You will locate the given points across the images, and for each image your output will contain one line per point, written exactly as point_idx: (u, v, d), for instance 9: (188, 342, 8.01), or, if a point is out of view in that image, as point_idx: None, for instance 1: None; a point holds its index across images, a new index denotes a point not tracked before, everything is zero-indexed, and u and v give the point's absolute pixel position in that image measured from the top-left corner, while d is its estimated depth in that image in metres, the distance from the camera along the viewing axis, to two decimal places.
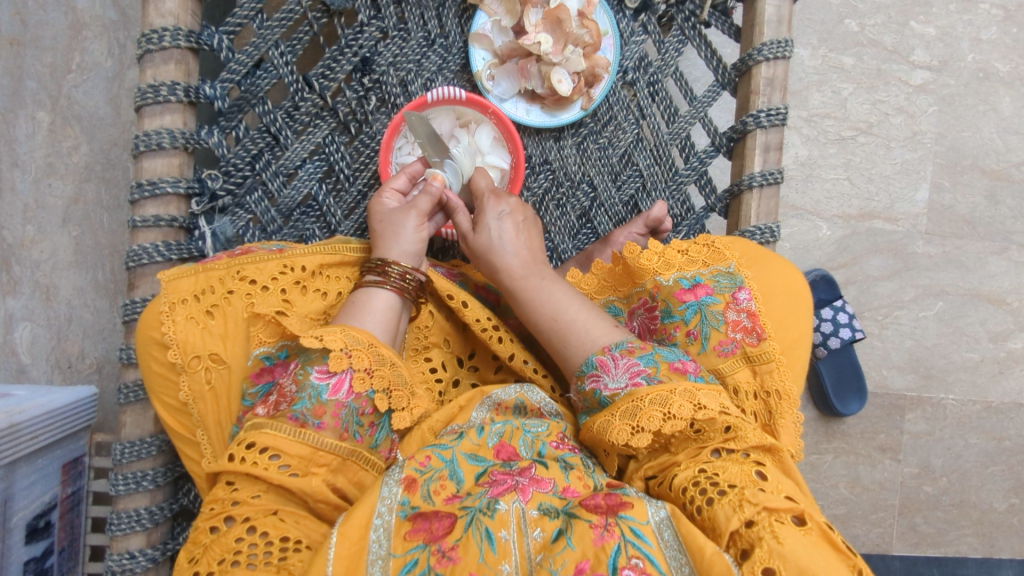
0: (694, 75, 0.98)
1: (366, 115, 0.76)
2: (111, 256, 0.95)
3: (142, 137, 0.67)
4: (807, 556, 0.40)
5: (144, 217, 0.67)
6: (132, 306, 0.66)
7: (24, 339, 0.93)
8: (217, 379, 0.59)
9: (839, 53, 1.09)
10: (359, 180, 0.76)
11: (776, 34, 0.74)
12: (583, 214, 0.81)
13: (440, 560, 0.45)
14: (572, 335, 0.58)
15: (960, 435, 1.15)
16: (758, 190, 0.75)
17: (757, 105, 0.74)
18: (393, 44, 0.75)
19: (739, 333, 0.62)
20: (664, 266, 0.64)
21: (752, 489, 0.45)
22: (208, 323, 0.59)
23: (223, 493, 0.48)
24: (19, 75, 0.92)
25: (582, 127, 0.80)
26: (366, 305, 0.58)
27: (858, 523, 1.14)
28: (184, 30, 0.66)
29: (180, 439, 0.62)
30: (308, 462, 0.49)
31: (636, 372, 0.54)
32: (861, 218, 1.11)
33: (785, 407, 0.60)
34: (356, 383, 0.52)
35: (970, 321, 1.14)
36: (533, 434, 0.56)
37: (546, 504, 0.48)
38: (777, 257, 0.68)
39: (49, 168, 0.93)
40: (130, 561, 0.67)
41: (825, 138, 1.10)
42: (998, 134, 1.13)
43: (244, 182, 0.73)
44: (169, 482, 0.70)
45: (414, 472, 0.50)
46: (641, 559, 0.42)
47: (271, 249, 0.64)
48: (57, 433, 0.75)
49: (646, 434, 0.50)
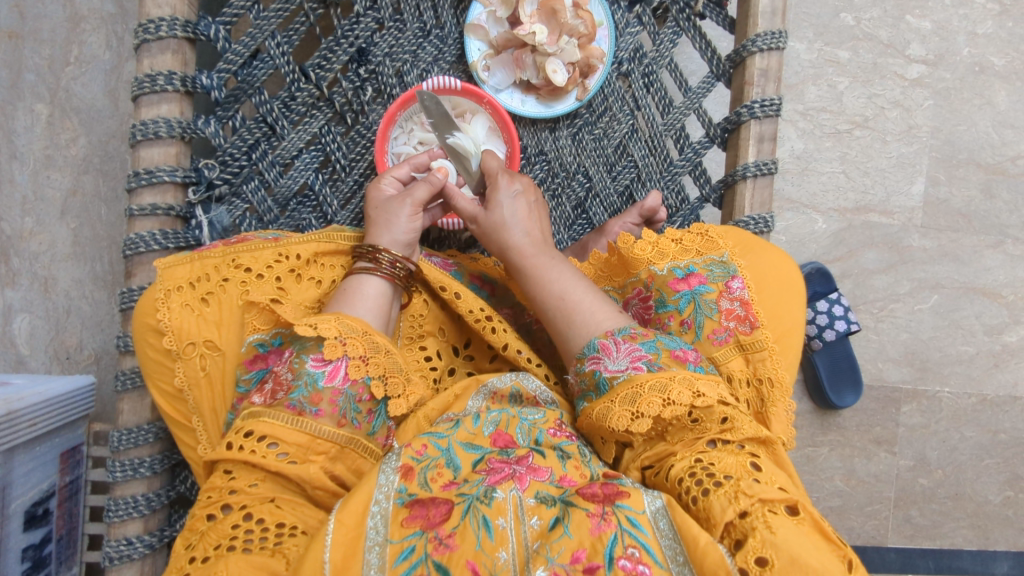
0: (690, 68, 0.99)
1: (363, 106, 0.76)
2: (109, 248, 0.95)
3: (139, 127, 0.67)
4: (800, 546, 0.41)
5: (141, 206, 0.67)
6: (129, 293, 0.67)
7: (23, 330, 0.93)
8: (211, 365, 0.60)
9: (835, 46, 1.10)
10: (356, 171, 0.76)
11: (770, 26, 0.74)
12: (578, 205, 0.82)
13: (438, 547, 0.44)
14: (577, 315, 0.59)
15: (955, 428, 1.15)
16: (752, 181, 0.75)
17: (751, 96, 0.75)
18: (389, 35, 0.76)
19: (732, 321, 0.62)
20: (658, 255, 0.66)
21: (747, 480, 0.45)
22: (203, 311, 0.59)
23: (222, 481, 0.48)
24: (18, 68, 0.93)
25: (577, 118, 0.80)
26: (358, 292, 0.59)
27: (853, 515, 1.14)
28: (181, 20, 0.67)
29: (177, 425, 0.62)
30: (307, 450, 0.50)
31: (637, 357, 0.54)
32: (858, 212, 1.11)
33: (777, 394, 0.60)
34: (351, 370, 0.53)
35: (965, 314, 1.14)
36: (529, 422, 0.57)
37: (543, 493, 0.48)
38: (772, 247, 0.68)
39: (48, 161, 0.94)
40: (128, 547, 0.68)
41: (822, 131, 1.11)
42: (993, 129, 1.13)
43: (240, 171, 0.73)
44: (167, 469, 0.70)
45: (412, 460, 0.51)
46: (637, 548, 0.42)
47: (267, 238, 0.64)
48: (56, 421, 0.75)
49: (645, 420, 0.51)
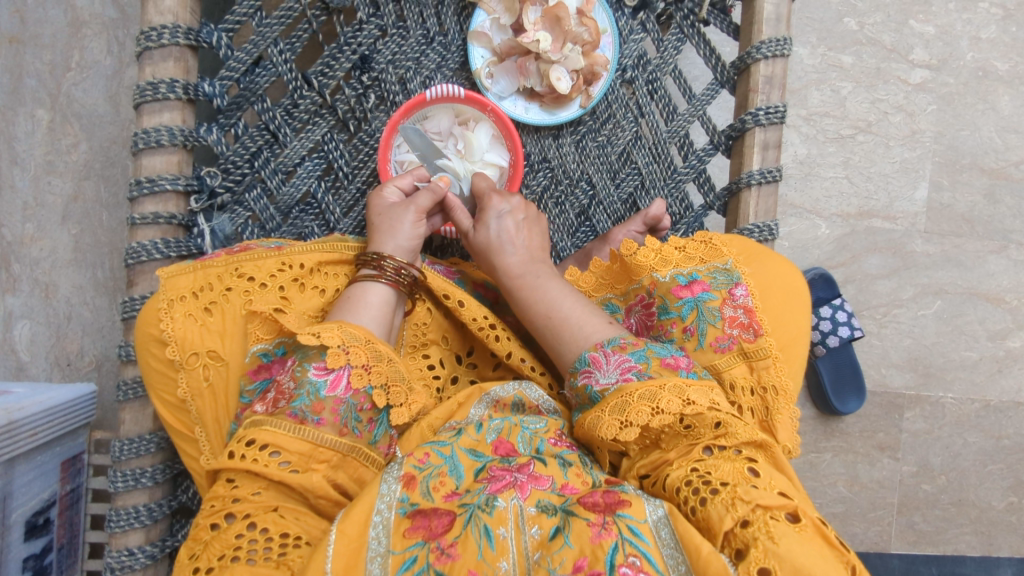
0: (693, 74, 0.99)
1: (366, 113, 0.75)
2: (111, 254, 0.94)
3: (141, 135, 0.67)
4: (803, 554, 0.40)
5: (143, 215, 0.67)
6: (131, 303, 0.66)
7: (24, 337, 0.93)
8: (215, 376, 0.59)
9: (839, 51, 1.09)
10: (358, 178, 0.76)
11: (775, 32, 0.74)
12: (582, 212, 0.81)
13: (440, 558, 0.44)
14: (565, 331, 0.59)
15: (959, 434, 1.15)
16: (757, 188, 0.75)
17: (756, 103, 0.74)
18: (392, 42, 0.75)
19: (736, 329, 0.62)
20: (661, 262, 0.65)
21: (745, 486, 0.45)
22: (207, 320, 0.59)
23: (224, 490, 0.48)
24: (19, 73, 0.92)
25: (581, 125, 0.80)
26: (360, 299, 0.58)
27: (857, 521, 1.14)
28: (184, 27, 0.67)
29: (180, 436, 0.62)
30: (309, 458, 0.50)
31: (627, 369, 0.54)
32: (861, 217, 1.11)
33: (782, 403, 0.60)
34: (354, 379, 0.52)
35: (969, 319, 1.14)
36: (531, 431, 0.56)
37: (545, 501, 0.48)
38: (775, 254, 0.68)
39: (49, 166, 0.93)
40: (129, 557, 0.67)
41: (825, 136, 1.10)
42: (997, 133, 1.13)
43: (243, 179, 0.73)
44: (169, 479, 0.70)
45: (414, 469, 0.50)
46: (638, 556, 0.42)
47: (271, 246, 0.64)
48: (57, 430, 0.75)
49: (633, 429, 0.51)
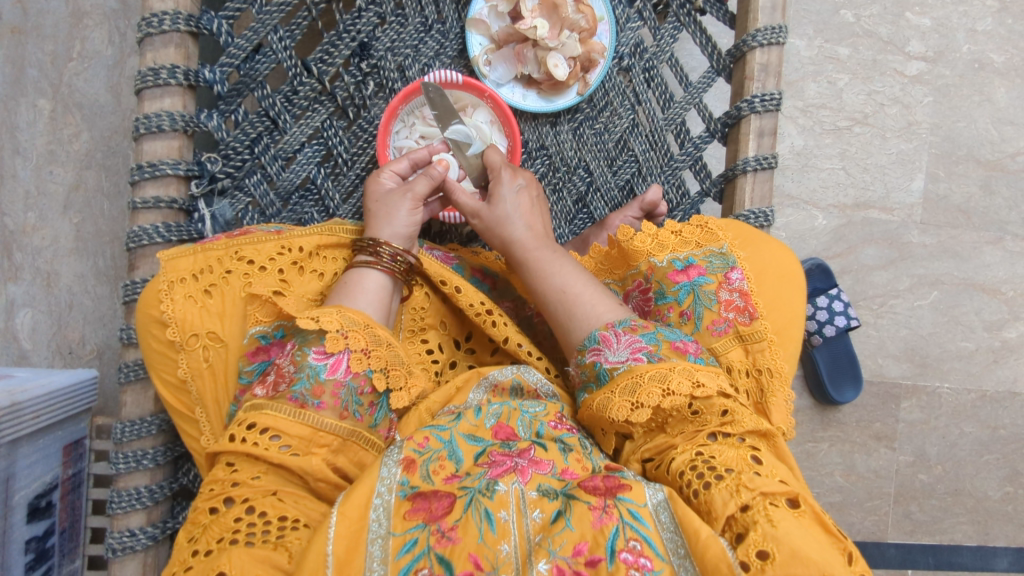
0: (691, 64, 1.00)
1: (365, 100, 0.76)
2: (112, 243, 0.95)
3: (142, 120, 0.67)
4: (802, 540, 0.40)
5: (144, 199, 0.68)
6: (132, 286, 0.67)
7: (25, 325, 0.94)
8: (215, 357, 0.60)
9: (835, 43, 1.10)
10: (357, 165, 0.76)
11: (770, 20, 0.74)
12: (579, 200, 0.82)
13: (440, 540, 0.44)
14: (577, 309, 0.59)
15: (955, 424, 1.15)
16: (752, 175, 0.76)
17: (752, 91, 0.75)
18: (391, 29, 0.76)
19: (731, 312, 0.62)
20: (658, 247, 0.65)
21: (748, 473, 0.46)
22: (207, 302, 0.60)
23: (223, 474, 0.48)
24: (21, 64, 0.93)
25: (578, 113, 0.80)
26: (357, 285, 0.59)
27: (853, 511, 1.15)
28: (184, 14, 0.67)
29: (181, 417, 0.63)
30: (309, 442, 0.50)
31: (637, 348, 0.55)
32: (858, 208, 1.11)
33: (777, 384, 0.60)
34: (354, 363, 0.53)
35: (965, 310, 1.15)
36: (530, 414, 0.57)
37: (545, 486, 0.48)
38: (771, 240, 0.69)
39: (51, 156, 0.94)
40: (130, 539, 0.68)
41: (821, 128, 1.11)
42: (992, 125, 1.14)
43: (243, 165, 0.74)
44: (169, 461, 0.71)
45: (414, 452, 0.51)
46: (638, 541, 0.42)
47: (269, 230, 0.65)
48: (58, 414, 0.76)
49: (644, 410, 0.51)
